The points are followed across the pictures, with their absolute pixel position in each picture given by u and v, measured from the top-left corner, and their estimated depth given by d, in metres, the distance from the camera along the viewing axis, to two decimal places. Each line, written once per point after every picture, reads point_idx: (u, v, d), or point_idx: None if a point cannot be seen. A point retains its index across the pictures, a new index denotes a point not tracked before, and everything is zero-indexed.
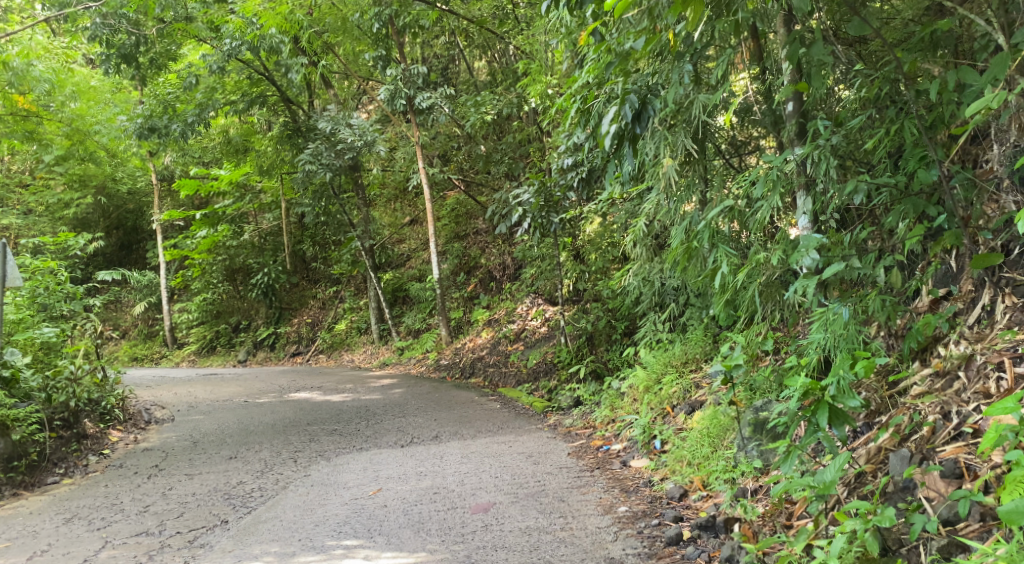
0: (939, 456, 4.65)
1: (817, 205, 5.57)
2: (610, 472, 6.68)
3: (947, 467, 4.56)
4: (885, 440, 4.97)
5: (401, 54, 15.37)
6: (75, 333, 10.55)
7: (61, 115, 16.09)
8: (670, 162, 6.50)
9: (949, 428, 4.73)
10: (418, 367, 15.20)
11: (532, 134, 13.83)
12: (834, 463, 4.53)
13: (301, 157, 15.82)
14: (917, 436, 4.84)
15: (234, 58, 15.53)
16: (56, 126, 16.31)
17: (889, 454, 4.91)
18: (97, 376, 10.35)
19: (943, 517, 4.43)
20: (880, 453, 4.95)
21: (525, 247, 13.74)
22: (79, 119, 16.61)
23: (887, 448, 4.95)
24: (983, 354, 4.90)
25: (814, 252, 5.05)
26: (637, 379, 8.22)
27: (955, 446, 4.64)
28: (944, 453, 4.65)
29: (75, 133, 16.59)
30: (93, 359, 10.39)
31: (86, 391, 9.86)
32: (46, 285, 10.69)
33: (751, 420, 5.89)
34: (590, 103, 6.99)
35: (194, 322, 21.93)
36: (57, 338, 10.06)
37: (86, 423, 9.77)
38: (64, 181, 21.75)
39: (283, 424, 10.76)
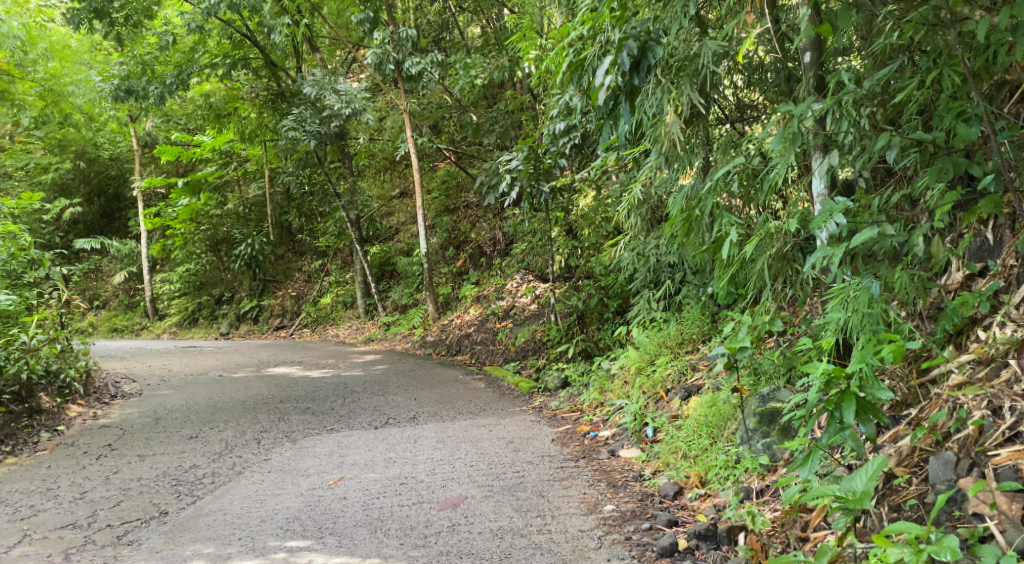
0: (994, 463, 4.08)
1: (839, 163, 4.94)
2: (597, 463, 6.06)
3: (1007, 476, 4.00)
4: (921, 440, 4.39)
5: (389, 16, 14.54)
6: (38, 301, 9.82)
7: (33, 75, 15.22)
8: (674, 119, 5.80)
9: (1003, 428, 4.16)
10: (403, 343, 14.55)
11: (527, 103, 13.09)
12: (866, 470, 4.02)
13: (285, 123, 15.05)
14: (961, 436, 4.28)
15: (214, 18, 14.69)
16: (27, 85, 15.45)
17: (926, 457, 4.34)
18: (57, 347, 9.55)
19: (1018, 548, 3.80)
20: (914, 452, 4.38)
21: (516, 220, 13.09)
22: (54, 79, 15.54)
23: (923, 449, 4.37)
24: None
25: (840, 218, 4.47)
26: (628, 361, 7.60)
27: (1013, 451, 4.06)
28: (999, 459, 4.08)
29: (48, 94, 15.66)
30: (53, 329, 9.66)
31: (43, 363, 9.14)
32: (7, 250, 9.79)
33: (757, 409, 5.27)
34: (584, 56, 6.31)
35: (176, 293, 21.24)
36: (15, 306, 9.28)
37: (41, 397, 9.07)
38: (42, 145, 20.88)
39: (254, 402, 10.10)
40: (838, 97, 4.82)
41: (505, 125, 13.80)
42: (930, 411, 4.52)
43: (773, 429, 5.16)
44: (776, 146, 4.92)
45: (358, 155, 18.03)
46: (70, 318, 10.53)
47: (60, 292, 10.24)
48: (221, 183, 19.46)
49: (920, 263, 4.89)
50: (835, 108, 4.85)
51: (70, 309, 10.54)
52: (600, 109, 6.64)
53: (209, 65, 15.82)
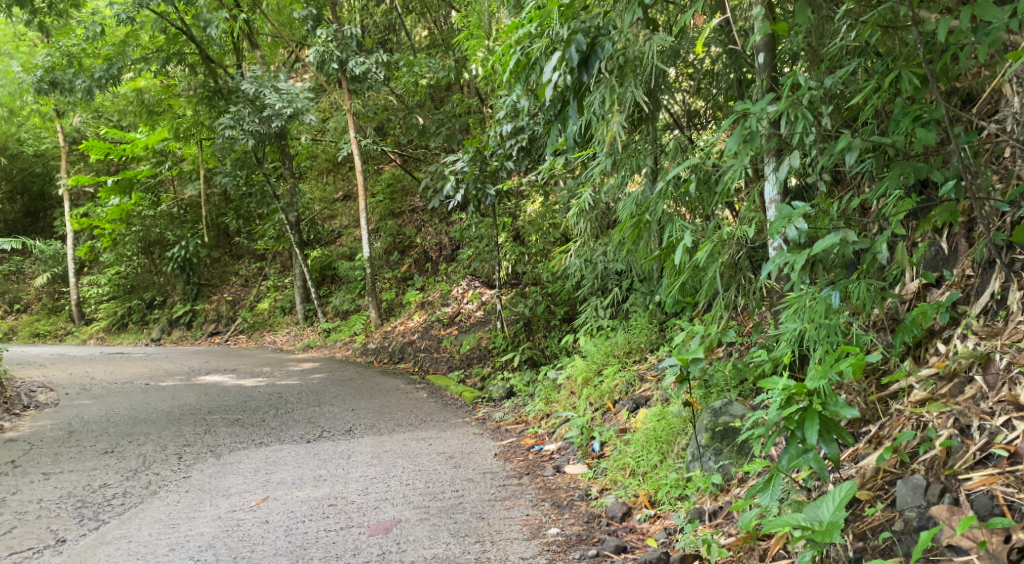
0: (966, 488, 3.95)
1: (800, 165, 4.61)
2: (541, 480, 5.76)
3: (982, 505, 3.85)
4: (888, 461, 4.26)
5: (333, 13, 14.07)
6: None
7: None
8: (618, 118, 5.64)
9: (973, 449, 4.03)
10: (343, 351, 14.06)
11: (474, 106, 12.80)
12: (833, 499, 3.83)
13: (221, 121, 14.44)
14: (929, 457, 4.16)
15: (146, 9, 13.99)
16: None
17: (891, 478, 4.21)
18: None
19: None
20: (878, 475, 4.27)
21: (462, 225, 12.77)
22: None
23: (888, 470, 4.25)
24: (1003, 355, 4.20)
25: (800, 223, 4.24)
26: (575, 371, 7.32)
27: (986, 475, 3.93)
28: (972, 484, 3.95)
29: None
30: None
31: None
32: None
33: (709, 424, 5.03)
34: (529, 55, 6.08)
35: (104, 297, 20.29)
36: None
37: None
38: None
39: (180, 412, 9.57)
40: (793, 99, 4.63)
41: (451, 127, 13.43)
42: (894, 429, 4.40)
43: (725, 445, 4.93)
44: (732, 145, 4.60)
45: (300, 156, 17.53)
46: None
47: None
48: (154, 182, 18.64)
49: (876, 272, 4.77)
50: (789, 111, 4.66)
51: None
52: (547, 111, 6.41)
53: (140, 60, 15.09)
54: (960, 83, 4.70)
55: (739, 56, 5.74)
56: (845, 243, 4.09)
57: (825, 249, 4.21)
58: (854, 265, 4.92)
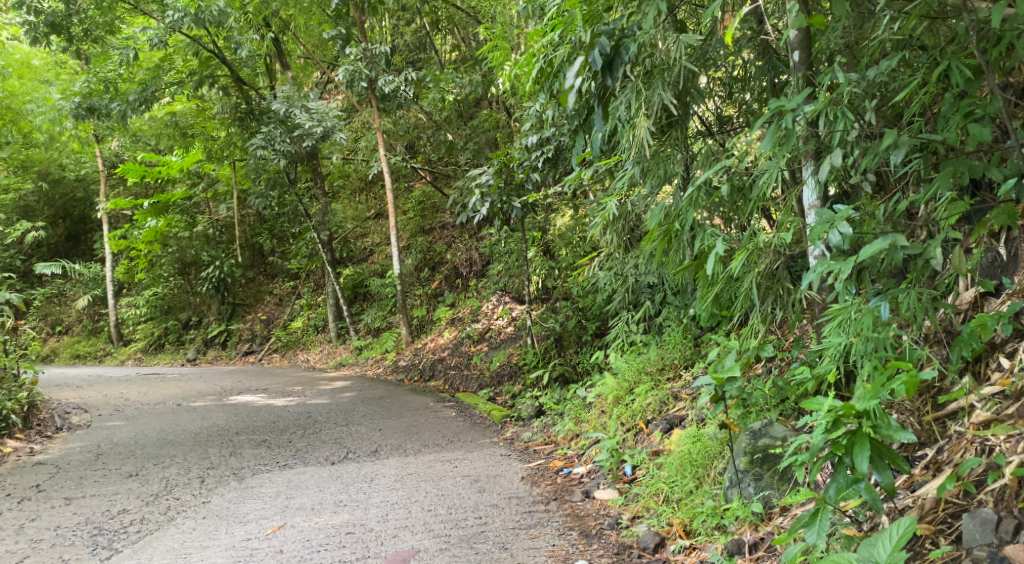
0: None
1: (844, 166, 4.28)
2: (568, 506, 5.48)
3: None
4: (951, 490, 3.92)
5: (362, 32, 13.96)
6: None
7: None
8: (646, 123, 5.38)
9: None
10: (375, 369, 13.88)
11: (502, 120, 12.58)
12: (888, 536, 3.51)
13: (253, 142, 14.44)
14: (998, 488, 3.81)
15: (178, 33, 14.03)
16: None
17: (954, 510, 3.88)
18: None
19: None
20: (937, 504, 3.94)
21: (491, 239, 12.55)
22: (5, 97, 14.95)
23: (950, 502, 3.91)
24: None
25: (845, 228, 3.91)
26: (605, 389, 7.02)
27: None
28: None
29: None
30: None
31: None
32: None
33: (747, 448, 4.71)
34: (552, 61, 5.85)
35: (142, 318, 20.41)
36: None
37: None
38: (6, 165, 20.29)
39: (208, 433, 9.44)
40: (832, 98, 4.34)
41: (480, 141, 13.22)
42: (955, 454, 4.07)
43: (766, 470, 4.61)
44: (767, 146, 4.29)
45: (331, 175, 17.49)
46: (13, 346, 9.93)
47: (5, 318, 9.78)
48: (188, 204, 18.73)
49: (926, 281, 4.43)
50: (828, 110, 4.37)
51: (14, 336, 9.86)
52: (570, 118, 6.17)
53: (173, 83, 15.18)
54: (1014, 77, 4.39)
55: (772, 56, 5.49)
56: (895, 249, 3.77)
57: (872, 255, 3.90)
58: (902, 274, 4.59)
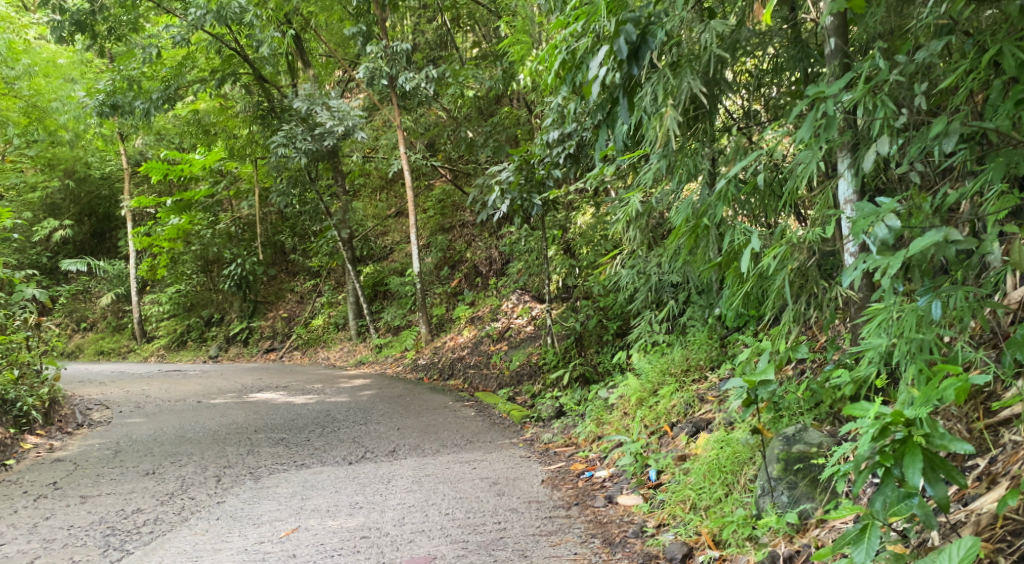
0: None
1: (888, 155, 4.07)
2: (591, 512, 5.30)
3: None
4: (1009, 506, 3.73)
5: (383, 29, 13.84)
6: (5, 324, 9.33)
7: None
8: (673, 112, 5.16)
9: None
10: (394, 367, 13.74)
11: (523, 117, 12.39)
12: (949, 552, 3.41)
13: (274, 140, 14.36)
14: None
15: (201, 30, 13.95)
16: None
17: (1013, 526, 3.68)
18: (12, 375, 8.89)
19: None
20: (994, 520, 3.74)
21: (512, 237, 12.37)
22: None
23: (1009, 517, 3.71)
24: None
25: (893, 221, 3.72)
26: (628, 391, 6.82)
27: None
28: None
29: None
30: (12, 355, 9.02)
31: None
32: None
33: (781, 454, 4.59)
34: (576, 52, 5.67)
35: (165, 315, 20.44)
36: None
37: None
38: (32, 163, 20.41)
39: (226, 431, 9.34)
40: (870, 86, 4.14)
41: (501, 138, 13.04)
42: (1011, 465, 3.87)
43: (800, 478, 4.48)
44: (804, 134, 4.08)
45: (352, 173, 17.40)
46: (34, 342, 9.89)
47: (26, 315, 9.74)
48: (211, 202, 18.71)
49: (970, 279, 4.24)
50: (865, 98, 4.16)
51: (35, 332, 9.82)
52: (593, 112, 5.98)
53: (196, 81, 15.14)
54: None
55: (803, 46, 5.26)
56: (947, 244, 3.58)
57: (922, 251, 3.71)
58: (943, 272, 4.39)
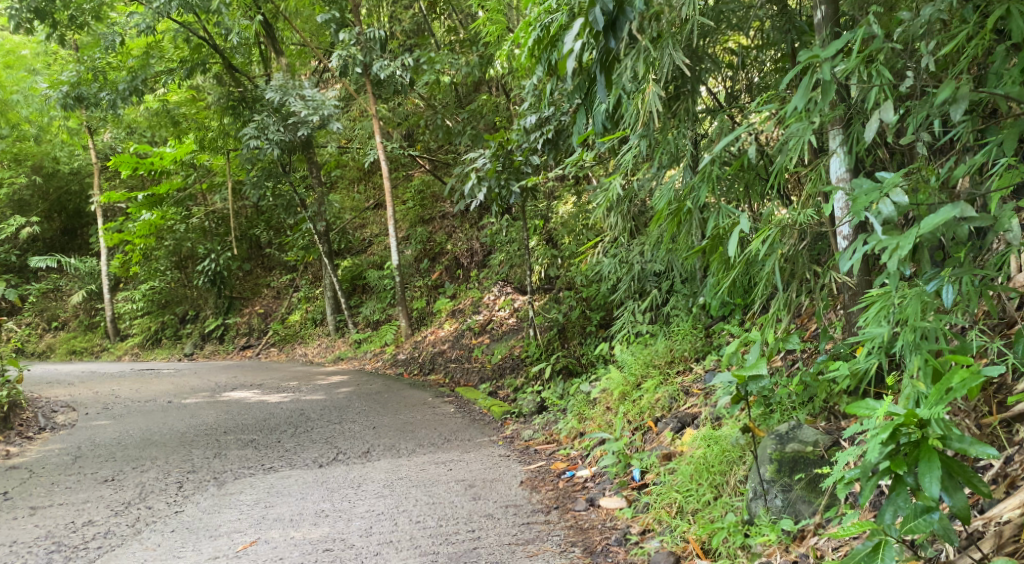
0: None
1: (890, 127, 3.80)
2: (571, 516, 5.04)
3: None
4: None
5: (357, 16, 13.36)
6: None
7: None
8: (654, 87, 4.92)
9: None
10: (373, 363, 13.38)
11: (501, 104, 12.00)
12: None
13: (245, 131, 13.90)
14: None
15: (168, 18, 13.43)
16: None
17: None
18: None
19: None
20: (1018, 531, 3.60)
21: (492, 227, 11.98)
22: None
23: None
24: None
25: (901, 197, 3.48)
26: (610, 384, 6.52)
27: None
28: None
29: None
30: None
31: None
32: None
33: (775, 455, 4.42)
34: (549, 29, 5.36)
35: (139, 312, 19.87)
36: None
37: None
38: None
39: (195, 433, 8.94)
40: (864, 56, 3.87)
41: (479, 126, 12.62)
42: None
43: (795, 479, 4.32)
44: (799, 101, 3.80)
45: (328, 165, 16.99)
46: None
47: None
48: (183, 196, 18.13)
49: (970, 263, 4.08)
50: (860, 70, 3.93)
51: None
52: (568, 94, 5.70)
53: (164, 72, 14.62)
54: None
55: (791, 18, 5.05)
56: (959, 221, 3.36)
57: (931, 231, 3.48)
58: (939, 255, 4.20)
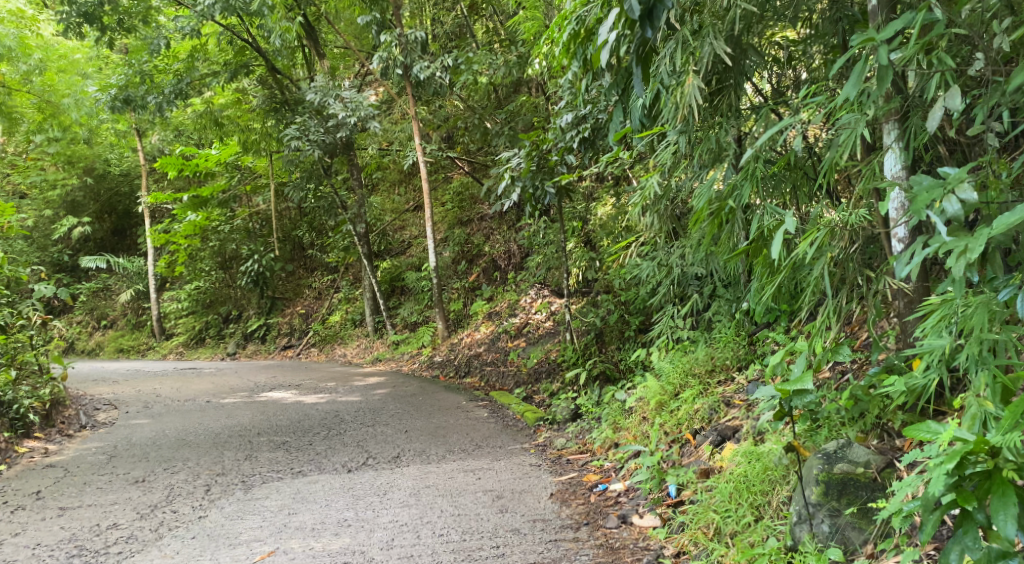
0: None
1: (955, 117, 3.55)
2: (602, 534, 4.82)
3: None
4: None
5: (397, 17, 13.21)
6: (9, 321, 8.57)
7: None
8: (694, 79, 4.66)
9: None
10: (410, 365, 13.23)
11: (540, 103, 11.77)
12: None
13: (287, 132, 13.84)
14: None
15: (212, 21, 13.43)
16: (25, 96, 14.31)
17: None
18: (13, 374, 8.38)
19: None
20: None
21: (530, 229, 11.73)
22: None
23: None
24: None
25: (970, 194, 3.26)
26: (647, 393, 6.25)
27: None
28: None
29: None
30: (17, 356, 8.57)
31: None
32: None
33: (822, 476, 4.16)
34: (585, 21, 5.12)
35: (183, 312, 20.03)
36: None
37: None
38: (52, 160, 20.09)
39: (229, 433, 8.87)
40: (924, 43, 3.64)
41: (517, 126, 12.39)
42: None
43: (844, 504, 4.07)
44: (855, 88, 3.56)
45: (368, 167, 16.93)
46: (42, 341, 9.16)
47: (31, 311, 8.98)
48: (227, 197, 18.24)
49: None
50: (920, 57, 3.70)
51: (40, 332, 9.12)
52: (605, 89, 5.46)
53: (209, 75, 14.64)
54: None
55: (841, 6, 4.66)
56: None
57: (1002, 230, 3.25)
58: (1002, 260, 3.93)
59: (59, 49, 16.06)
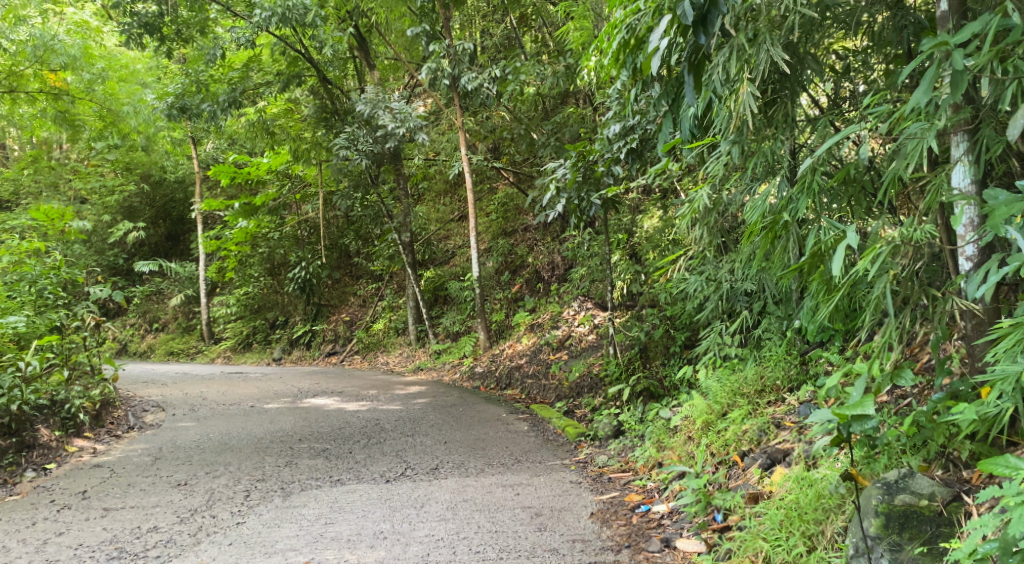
0: None
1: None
2: (644, 557, 4.70)
3: None
4: None
5: (447, 28, 13.12)
6: (64, 322, 8.70)
7: (95, 95, 13.48)
8: (747, 86, 4.52)
9: None
10: (451, 375, 13.15)
11: (587, 115, 11.61)
12: None
13: (336, 142, 14.05)
14: None
15: (266, 32, 13.54)
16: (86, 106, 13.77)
17: None
18: (67, 373, 8.47)
19: None
20: None
21: (574, 241, 11.56)
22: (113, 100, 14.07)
23: None
24: None
25: None
26: (693, 412, 6.07)
27: None
28: None
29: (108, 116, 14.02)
30: (71, 357, 8.68)
31: (49, 392, 8.16)
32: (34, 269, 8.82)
33: (881, 508, 4.01)
34: (637, 28, 5.00)
35: (231, 317, 20.25)
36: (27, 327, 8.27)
37: (40, 431, 7.92)
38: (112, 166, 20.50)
39: (271, 439, 8.88)
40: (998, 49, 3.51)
41: (564, 137, 12.23)
42: None
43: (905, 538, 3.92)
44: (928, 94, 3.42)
45: (414, 176, 16.95)
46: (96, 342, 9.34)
47: (87, 313, 9.12)
48: (277, 205, 18.41)
49: None
50: (993, 65, 3.57)
51: (93, 332, 9.31)
52: (657, 99, 5.34)
53: (262, 85, 14.75)
54: None
55: (905, 13, 4.52)
56: None
57: None
58: None
59: (121, 58, 16.32)
